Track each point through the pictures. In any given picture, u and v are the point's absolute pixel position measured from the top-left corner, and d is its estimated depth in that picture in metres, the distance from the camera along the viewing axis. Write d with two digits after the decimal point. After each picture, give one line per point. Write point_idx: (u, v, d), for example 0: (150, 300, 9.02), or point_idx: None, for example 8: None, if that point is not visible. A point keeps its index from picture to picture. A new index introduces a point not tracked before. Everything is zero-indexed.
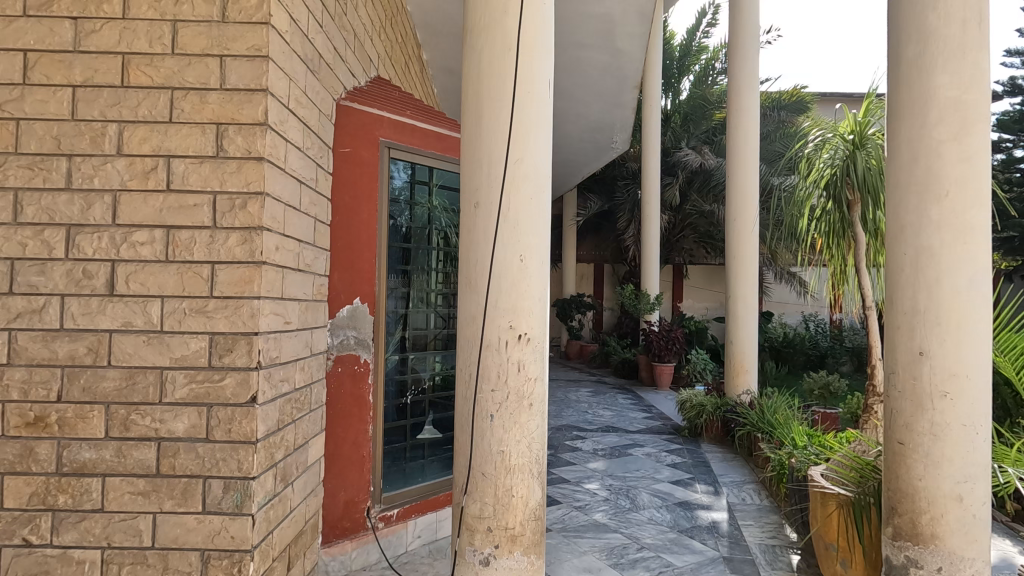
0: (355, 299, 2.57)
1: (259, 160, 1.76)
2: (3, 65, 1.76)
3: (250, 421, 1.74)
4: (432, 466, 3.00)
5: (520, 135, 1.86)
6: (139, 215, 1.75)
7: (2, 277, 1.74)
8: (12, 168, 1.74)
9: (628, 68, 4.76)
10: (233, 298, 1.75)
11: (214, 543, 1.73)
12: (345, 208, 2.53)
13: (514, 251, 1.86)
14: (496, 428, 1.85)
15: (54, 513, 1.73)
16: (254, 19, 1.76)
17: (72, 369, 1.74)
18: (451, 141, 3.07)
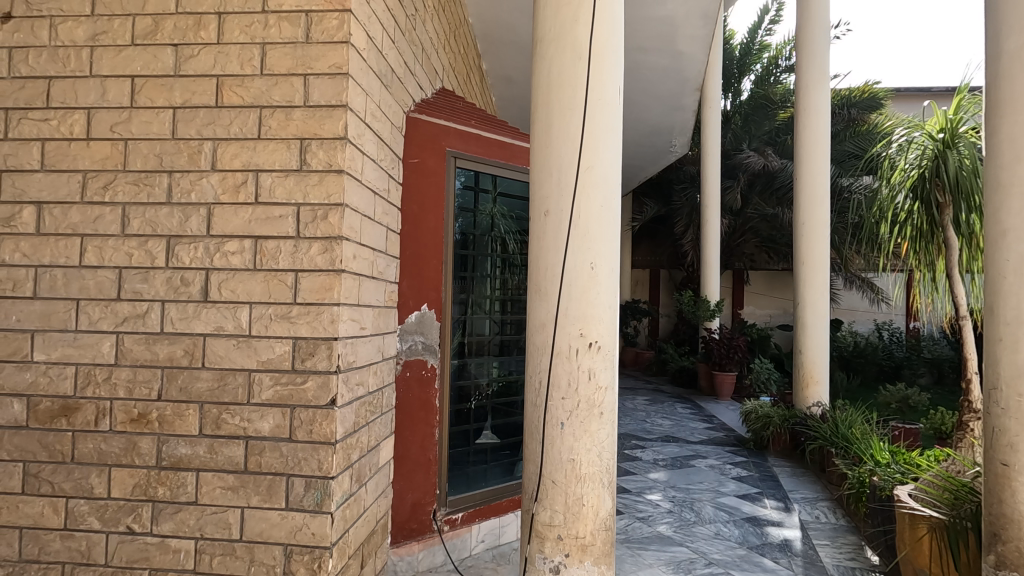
0: (423, 306, 2.63)
1: (339, 172, 1.84)
2: (113, 91, 1.92)
3: (329, 423, 1.82)
4: (494, 471, 3.03)
5: (591, 142, 1.87)
6: (231, 226, 1.87)
7: (111, 285, 1.90)
8: (120, 185, 1.90)
9: (689, 70, 4.66)
10: (315, 305, 1.83)
11: (296, 538, 1.81)
12: (413, 217, 2.60)
13: (585, 259, 1.86)
14: (566, 436, 1.85)
15: (154, 504, 1.86)
16: (335, 39, 1.85)
17: (171, 370, 1.87)
18: (515, 150, 3.11)
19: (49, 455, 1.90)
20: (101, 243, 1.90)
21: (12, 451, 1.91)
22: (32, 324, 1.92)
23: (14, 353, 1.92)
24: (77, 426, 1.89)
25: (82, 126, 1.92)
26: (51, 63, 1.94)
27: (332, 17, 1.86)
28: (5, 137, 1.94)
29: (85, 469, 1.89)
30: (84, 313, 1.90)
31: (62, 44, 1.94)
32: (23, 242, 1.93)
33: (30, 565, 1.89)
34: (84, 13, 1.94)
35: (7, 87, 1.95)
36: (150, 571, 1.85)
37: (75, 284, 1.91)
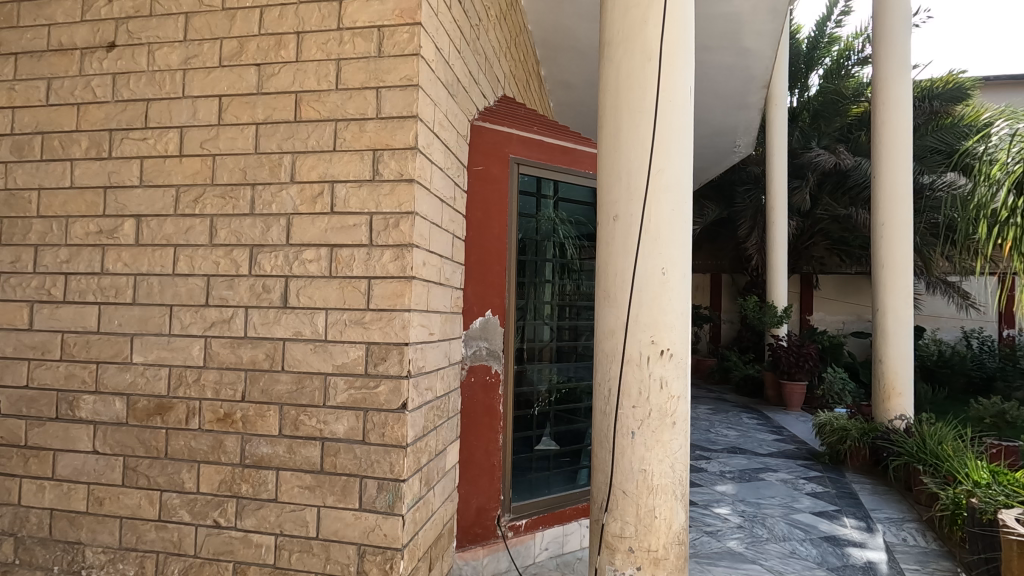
0: (487, 312, 2.65)
1: (410, 182, 1.88)
2: (203, 110, 2.05)
3: (401, 426, 1.85)
4: (556, 478, 3.02)
5: (662, 144, 1.83)
6: (308, 235, 1.95)
7: (201, 291, 2.02)
8: (209, 198, 2.03)
9: (756, 68, 4.50)
10: (387, 311, 1.88)
11: (369, 539, 1.86)
12: (478, 224, 2.62)
13: (656, 264, 1.82)
14: (637, 445, 1.81)
15: (238, 499, 1.96)
16: (406, 52, 1.90)
17: (254, 373, 1.97)
18: (577, 155, 3.09)
19: (146, 450, 2.04)
20: (191, 253, 2.03)
21: (114, 446, 2.06)
22: (132, 329, 2.07)
23: (116, 355, 2.08)
24: (170, 423, 2.02)
25: (176, 143, 2.06)
26: (149, 86, 2.10)
27: (403, 31, 1.91)
28: (109, 156, 2.11)
29: (177, 464, 2.01)
30: (176, 318, 2.04)
31: (158, 69, 2.09)
32: (124, 252, 2.09)
33: (129, 553, 2.03)
34: (178, 38, 2.08)
35: (111, 110, 2.12)
36: (235, 563, 1.95)
37: (169, 291, 2.04)
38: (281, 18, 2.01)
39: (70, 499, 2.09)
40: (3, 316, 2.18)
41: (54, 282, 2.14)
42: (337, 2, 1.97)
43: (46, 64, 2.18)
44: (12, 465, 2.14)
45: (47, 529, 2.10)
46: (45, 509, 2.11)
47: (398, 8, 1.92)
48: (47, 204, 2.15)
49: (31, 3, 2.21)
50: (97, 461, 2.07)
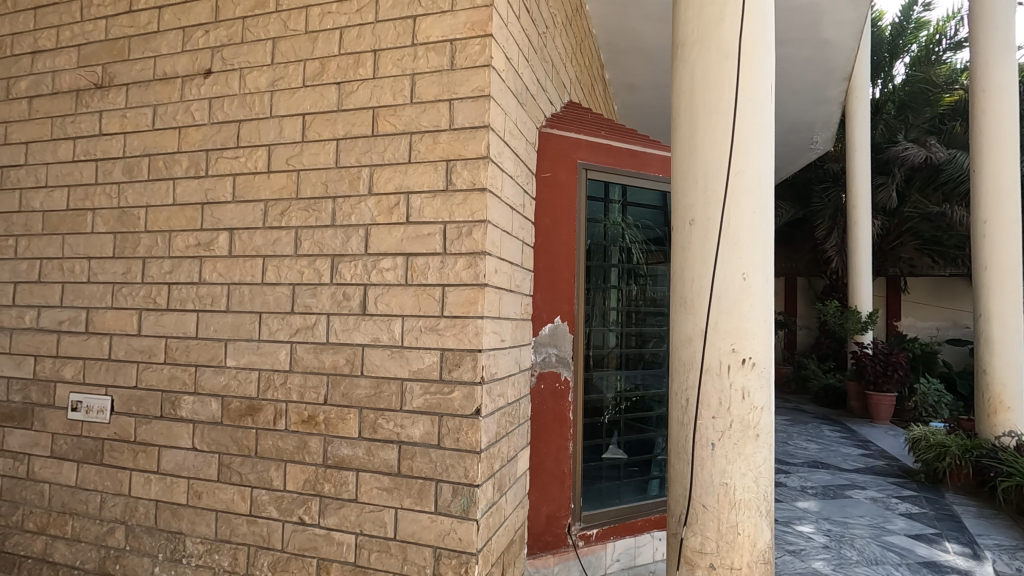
0: (556, 318, 2.65)
1: (482, 191, 1.91)
2: (288, 128, 2.17)
3: (475, 432, 1.88)
4: (627, 488, 2.96)
5: (741, 145, 1.76)
6: (385, 244, 2.02)
7: (287, 299, 2.14)
8: (294, 211, 2.14)
9: (836, 59, 4.25)
10: (461, 318, 1.91)
11: (445, 542, 1.89)
12: (546, 230, 2.62)
13: (736, 269, 1.75)
14: (717, 458, 1.74)
15: (321, 498, 2.05)
16: (478, 63, 1.94)
17: (335, 377, 2.06)
18: (645, 158, 3.02)
19: (238, 448, 2.17)
20: (278, 263, 2.15)
21: (210, 444, 2.22)
22: (226, 334, 2.22)
23: (211, 359, 2.23)
24: (260, 424, 2.15)
25: (264, 160, 2.20)
26: (241, 108, 2.25)
27: (475, 43, 1.95)
28: (206, 174, 2.28)
29: (266, 463, 2.13)
30: (265, 324, 2.16)
31: (249, 91, 2.24)
32: (219, 263, 2.24)
33: (223, 544, 2.17)
34: (266, 62, 2.22)
35: (208, 131, 2.29)
36: (319, 560, 2.04)
37: (259, 299, 2.18)
38: (360, 37, 2.10)
39: (172, 492, 2.26)
40: (116, 322, 2.39)
41: (159, 291, 2.33)
42: (412, 19, 2.04)
43: (152, 92, 2.39)
44: (123, 459, 2.34)
45: (153, 519, 2.28)
46: (151, 500, 2.29)
47: (469, 22, 1.96)
48: (153, 220, 2.35)
49: (140, 38, 2.43)
50: (196, 457, 2.23)
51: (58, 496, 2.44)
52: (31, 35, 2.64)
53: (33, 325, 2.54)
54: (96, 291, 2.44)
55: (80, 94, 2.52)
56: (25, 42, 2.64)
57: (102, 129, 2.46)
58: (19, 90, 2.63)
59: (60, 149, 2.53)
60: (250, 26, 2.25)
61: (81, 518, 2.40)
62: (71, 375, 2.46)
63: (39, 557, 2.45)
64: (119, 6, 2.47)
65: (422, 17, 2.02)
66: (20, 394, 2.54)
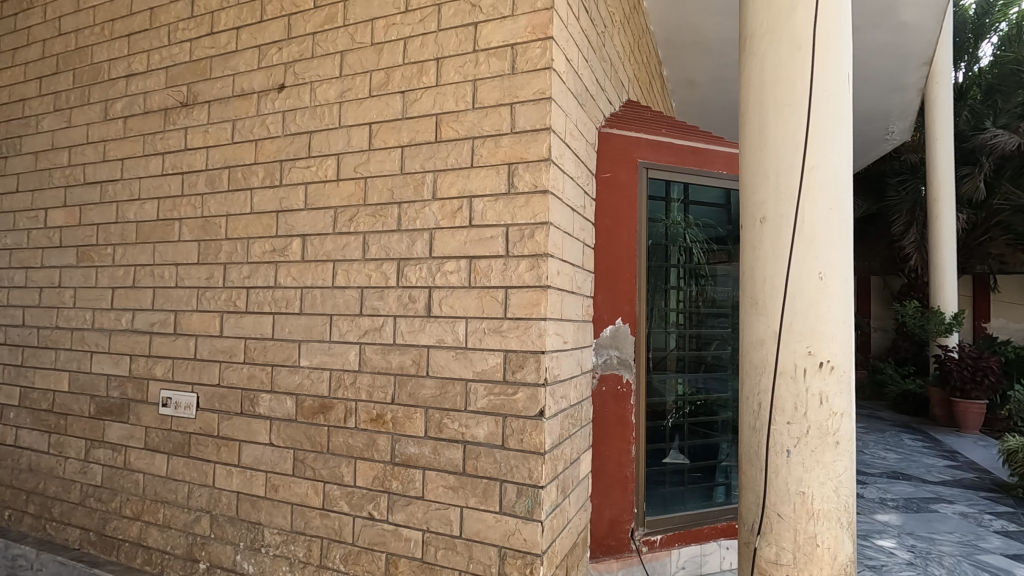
0: (617, 320, 2.61)
1: (544, 193, 1.92)
2: (356, 137, 2.26)
3: (539, 433, 1.88)
4: (692, 494, 2.89)
5: (817, 138, 1.69)
6: (449, 248, 2.06)
7: (355, 302, 2.22)
8: (361, 217, 2.22)
9: (915, 43, 3.98)
10: (524, 320, 1.92)
11: (510, 542, 1.91)
12: (607, 231, 2.60)
13: (812, 267, 1.67)
14: (793, 466, 1.67)
15: (390, 495, 2.12)
16: (539, 66, 1.95)
17: (402, 377, 2.12)
18: (709, 155, 2.92)
19: (312, 445, 2.28)
20: (348, 267, 2.24)
21: (286, 440, 2.33)
22: (300, 336, 2.33)
23: (286, 359, 2.35)
24: (332, 421, 2.24)
25: (334, 169, 2.29)
26: (311, 120, 2.35)
27: (536, 46, 1.96)
28: (280, 183, 2.41)
29: (337, 459, 2.22)
30: (335, 326, 2.26)
31: (319, 103, 2.34)
32: (293, 268, 2.36)
33: (299, 536, 2.28)
34: (334, 75, 2.32)
35: (282, 143, 2.42)
36: (387, 555, 2.10)
37: (330, 302, 2.27)
38: (423, 46, 2.15)
39: (252, 485, 2.39)
40: (201, 324, 2.56)
41: (238, 295, 2.48)
42: (473, 26, 2.08)
43: (231, 107, 2.55)
44: (208, 452, 2.50)
45: (235, 510, 2.42)
46: (233, 491, 2.43)
47: (530, 25, 1.98)
48: (233, 228, 2.50)
49: (220, 57, 2.59)
50: (273, 452, 2.35)
51: (152, 485, 2.64)
52: (125, 59, 2.87)
53: (128, 327, 2.76)
54: (183, 295, 2.62)
55: (168, 112, 2.71)
56: (120, 66, 2.88)
57: (187, 144, 2.65)
58: (115, 111, 2.87)
59: (151, 164, 2.74)
60: (320, 41, 2.36)
61: (172, 506, 2.58)
62: (162, 373, 2.65)
63: (135, 542, 2.66)
64: (202, 30, 2.65)
65: (484, 23, 2.06)
66: (118, 390, 2.76)
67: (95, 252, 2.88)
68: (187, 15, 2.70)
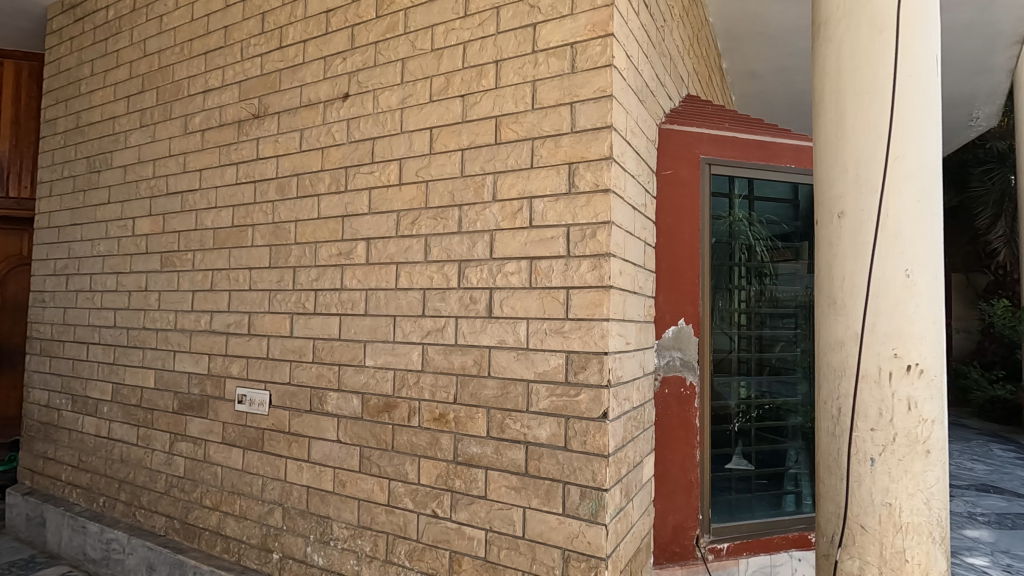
0: (680, 320, 2.55)
1: (606, 192, 1.90)
2: (417, 142, 2.31)
3: (602, 435, 1.86)
4: (760, 502, 2.78)
5: (901, 127, 1.58)
6: (510, 249, 2.07)
7: (418, 303, 2.27)
8: (423, 220, 2.27)
9: (1005, 20, 3.69)
10: (586, 320, 1.91)
11: (573, 544, 1.90)
12: (668, 229, 2.54)
13: (898, 264, 1.57)
14: (878, 475, 1.58)
15: (453, 494, 2.14)
16: (599, 64, 1.93)
17: (464, 377, 2.14)
18: (776, 149, 2.79)
19: (377, 442, 2.34)
20: (410, 269, 2.29)
21: (353, 437, 2.40)
22: (365, 336, 2.40)
23: (352, 359, 2.43)
24: (396, 420, 2.30)
25: (397, 174, 2.35)
26: (374, 127, 2.42)
27: (596, 44, 1.94)
28: (346, 189, 2.49)
29: (402, 457, 2.27)
30: (399, 326, 2.31)
31: (382, 110, 2.41)
32: (358, 270, 2.43)
33: (365, 531, 2.34)
34: (396, 82, 2.38)
35: (347, 150, 2.50)
36: (451, 552, 2.13)
37: (393, 304, 2.33)
38: (482, 49, 2.17)
39: (321, 480, 2.48)
40: (273, 325, 2.69)
41: (307, 297, 2.58)
42: (532, 27, 2.08)
43: (299, 117, 2.66)
44: (280, 448, 2.62)
45: (305, 503, 2.52)
46: (303, 485, 2.53)
47: (589, 24, 1.96)
48: (302, 233, 2.61)
49: (288, 70, 2.71)
50: (341, 449, 2.44)
51: (229, 478, 2.78)
52: (203, 76, 3.04)
53: (207, 328, 2.93)
54: (257, 297, 2.75)
55: (241, 124, 2.86)
56: (198, 83, 3.06)
57: (259, 154, 2.78)
58: (194, 125, 3.06)
59: (226, 173, 2.90)
60: (382, 49, 2.42)
61: (248, 498, 2.71)
62: (237, 371, 2.80)
63: (215, 530, 2.82)
64: (272, 44, 2.78)
65: (543, 24, 2.06)
66: (198, 386, 2.94)
67: (177, 257, 3.07)
68: (258, 31, 2.84)
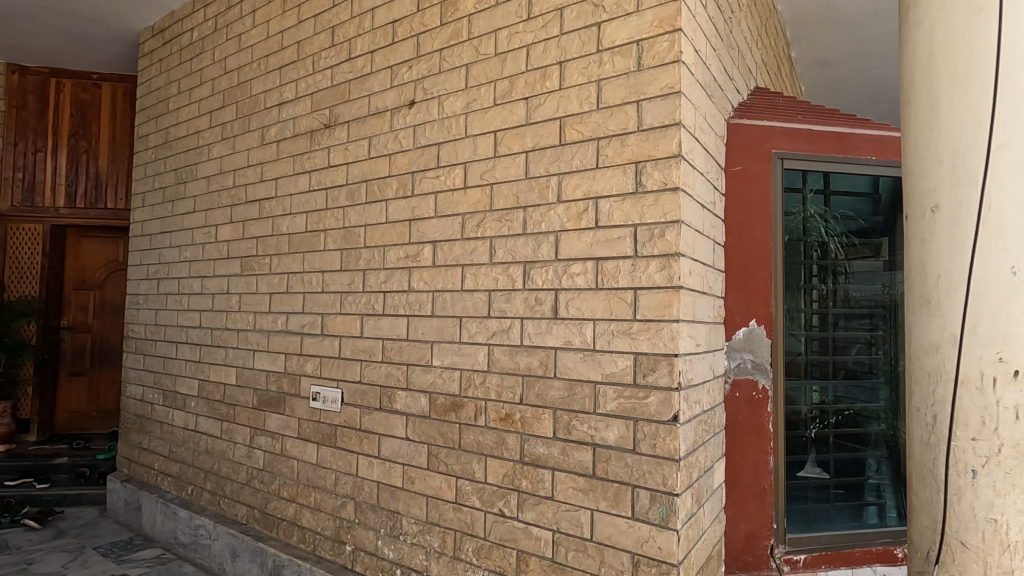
0: (751, 321, 2.46)
1: (675, 190, 1.86)
2: (482, 146, 2.34)
3: (673, 439, 1.82)
4: (839, 513, 2.64)
5: (1006, 102, 1.38)
6: (575, 250, 2.06)
7: (483, 304, 2.30)
8: (488, 222, 2.30)
9: None
10: (655, 322, 1.87)
11: (643, 549, 1.87)
12: (738, 227, 2.46)
13: (1003, 260, 1.37)
14: (981, 489, 1.40)
15: (520, 493, 2.16)
16: (667, 60, 1.90)
17: (530, 378, 2.16)
18: (855, 140, 2.63)
19: (444, 441, 2.39)
20: (476, 271, 2.33)
21: (421, 435, 2.47)
22: (432, 336, 2.46)
23: (420, 359, 2.49)
24: (463, 419, 2.34)
25: (462, 177, 2.39)
26: (440, 132, 2.48)
27: (663, 40, 1.91)
28: (413, 193, 2.56)
29: (469, 455, 2.31)
30: (465, 327, 2.35)
31: (447, 116, 2.46)
32: (425, 273, 2.49)
33: (434, 527, 2.40)
34: (461, 87, 2.42)
35: (413, 156, 2.57)
36: (518, 551, 2.14)
37: (459, 304, 2.37)
38: (546, 51, 2.18)
39: (390, 476, 2.56)
40: (345, 325, 2.80)
41: (376, 299, 2.67)
42: (597, 26, 2.07)
43: (368, 126, 2.76)
44: (352, 444, 2.72)
45: (376, 498, 2.61)
46: (374, 481, 2.62)
47: (656, 19, 1.93)
48: (371, 237, 2.71)
49: (357, 80, 2.82)
50: (409, 446, 2.51)
51: (305, 471, 2.92)
52: (278, 89, 3.21)
53: (283, 328, 3.08)
54: (329, 299, 2.87)
55: (314, 134, 3.00)
56: (274, 96, 3.23)
57: (330, 162, 2.91)
58: (270, 136, 3.23)
59: (300, 181, 3.05)
60: (447, 56, 2.48)
61: (322, 492, 2.84)
62: (311, 370, 2.93)
63: (292, 521, 2.96)
64: (341, 56, 2.90)
65: (608, 22, 2.04)
66: (275, 384, 3.10)
67: (256, 261, 3.26)
68: (328, 44, 2.97)
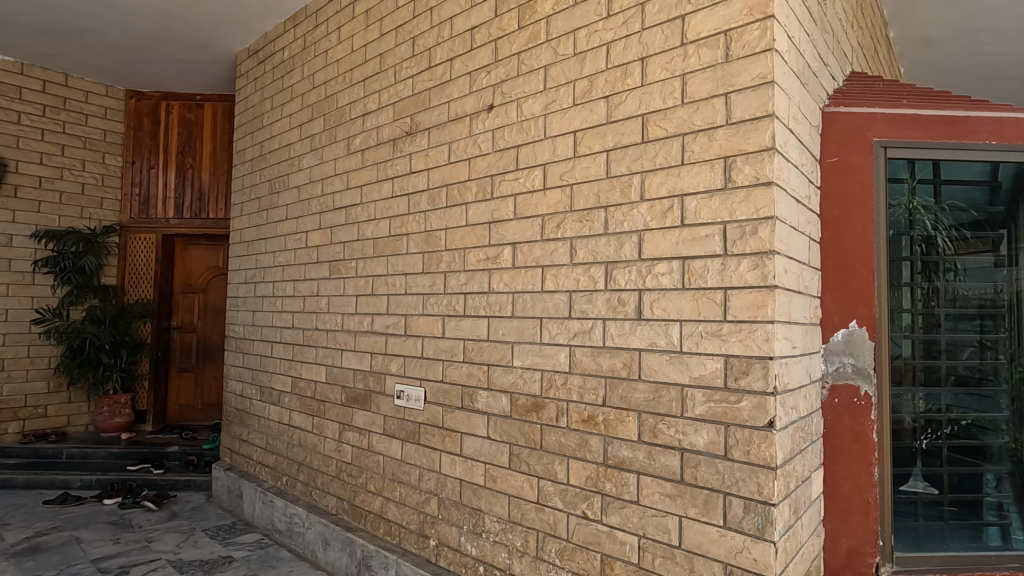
0: (851, 322, 2.30)
1: (768, 185, 1.77)
2: (560, 147, 2.34)
3: (768, 446, 1.74)
4: (954, 532, 2.41)
5: None
6: (659, 249, 2.02)
7: (564, 305, 2.30)
8: (568, 222, 2.29)
9: None
10: (746, 323, 1.80)
11: (736, 560, 1.79)
12: (836, 223, 2.32)
13: None
14: None
15: (603, 496, 2.14)
16: (758, 49, 1.81)
17: (613, 380, 2.13)
18: (971, 124, 2.38)
19: (526, 441, 2.41)
20: (556, 272, 2.33)
21: (502, 434, 2.50)
22: (512, 337, 2.49)
23: (501, 359, 2.53)
24: (544, 420, 2.35)
25: (541, 178, 2.40)
26: (519, 134, 2.50)
27: (753, 28, 1.83)
28: (492, 196, 2.60)
29: (551, 456, 2.31)
30: (546, 328, 2.36)
31: (525, 118, 2.48)
32: (505, 274, 2.53)
33: (516, 526, 2.42)
34: (539, 89, 2.44)
35: (492, 159, 2.61)
36: (602, 555, 2.12)
37: (539, 305, 2.39)
38: (626, 48, 2.15)
39: (473, 474, 2.61)
40: (427, 326, 2.89)
41: (457, 301, 2.74)
42: (680, 19, 2.01)
43: (447, 131, 2.83)
44: (434, 441, 2.80)
45: (458, 495, 2.67)
46: (456, 478, 2.69)
47: (746, 7, 1.85)
48: (451, 240, 2.77)
49: (436, 88, 2.91)
50: (490, 445, 2.55)
51: (390, 467, 3.04)
52: (362, 100, 3.37)
53: (369, 329, 3.23)
54: (412, 301, 2.97)
55: (396, 142, 3.12)
56: (358, 107, 3.39)
57: (412, 168, 3.01)
58: (355, 145, 3.39)
59: (383, 188, 3.18)
60: (525, 59, 2.50)
61: (407, 487, 2.94)
62: (396, 369, 3.04)
63: (378, 514, 3.09)
64: (422, 66, 3.00)
65: (692, 14, 1.98)
66: (361, 381, 3.25)
67: (343, 265, 3.43)
68: (409, 55, 3.08)
